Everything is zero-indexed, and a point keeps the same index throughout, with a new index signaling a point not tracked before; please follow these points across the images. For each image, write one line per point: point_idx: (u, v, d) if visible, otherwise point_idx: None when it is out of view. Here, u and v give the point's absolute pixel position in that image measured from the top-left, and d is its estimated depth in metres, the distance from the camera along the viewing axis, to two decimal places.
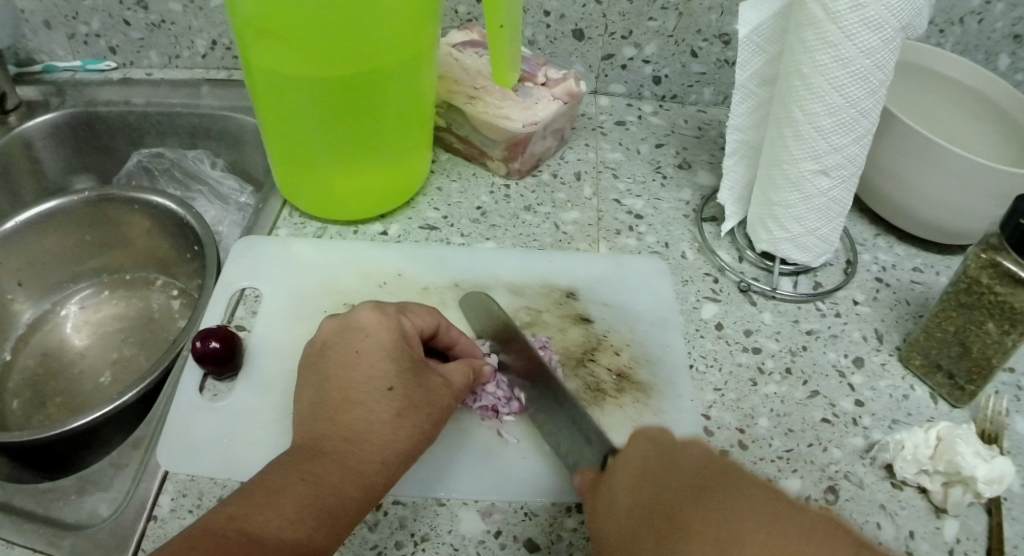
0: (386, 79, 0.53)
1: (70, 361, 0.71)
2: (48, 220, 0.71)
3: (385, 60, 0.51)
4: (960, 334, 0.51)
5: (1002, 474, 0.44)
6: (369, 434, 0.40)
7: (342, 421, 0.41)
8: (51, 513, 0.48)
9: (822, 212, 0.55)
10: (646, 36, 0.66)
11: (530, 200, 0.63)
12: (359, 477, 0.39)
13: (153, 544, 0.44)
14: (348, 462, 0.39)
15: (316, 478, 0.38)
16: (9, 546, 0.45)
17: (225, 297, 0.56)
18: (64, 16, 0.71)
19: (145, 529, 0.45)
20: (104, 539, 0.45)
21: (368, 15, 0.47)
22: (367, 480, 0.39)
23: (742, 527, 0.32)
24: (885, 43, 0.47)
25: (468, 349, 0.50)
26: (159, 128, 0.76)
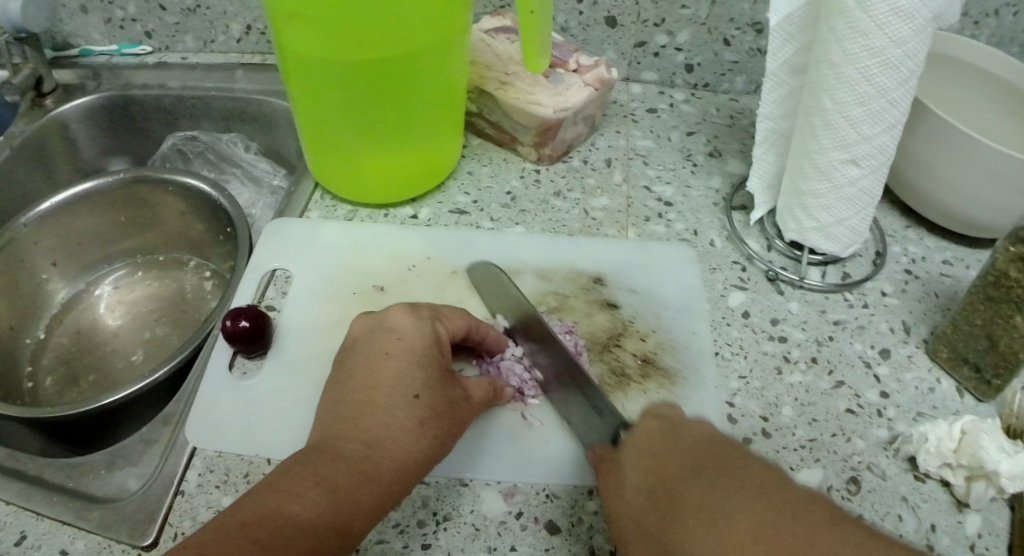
0: (413, 65, 0.53)
1: (104, 338, 0.73)
2: (84, 201, 0.73)
3: (412, 46, 0.52)
4: (987, 328, 0.51)
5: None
6: (391, 441, 0.41)
7: (364, 427, 0.41)
8: (81, 487, 0.49)
9: (851, 202, 0.55)
10: (679, 24, 0.66)
11: (559, 186, 0.64)
12: (377, 484, 0.39)
13: (181, 518, 0.46)
14: (368, 470, 0.39)
15: (335, 483, 0.39)
16: (38, 518, 0.46)
17: (255, 278, 0.58)
18: (101, 1, 0.73)
19: (173, 503, 0.46)
20: (131, 514, 0.46)
21: (399, 1, 0.48)
22: (385, 488, 0.40)
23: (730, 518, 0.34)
24: (917, 33, 0.46)
25: (497, 343, 0.51)
26: (193, 112, 0.77)
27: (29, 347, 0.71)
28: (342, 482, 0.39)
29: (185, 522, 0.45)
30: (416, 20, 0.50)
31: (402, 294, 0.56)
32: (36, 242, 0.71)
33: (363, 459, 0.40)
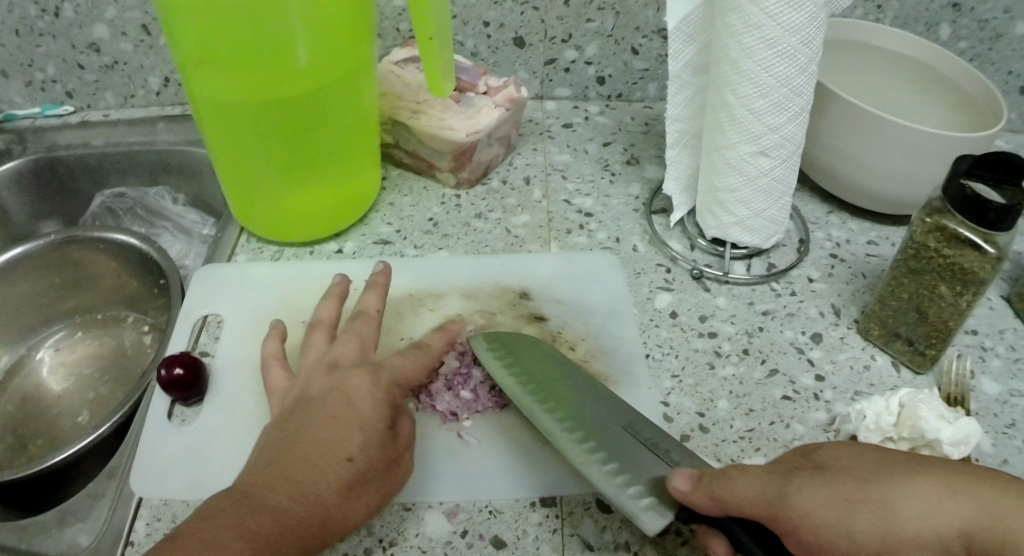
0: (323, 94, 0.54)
1: (49, 403, 0.71)
2: (17, 266, 0.72)
3: (321, 75, 0.52)
4: (914, 299, 0.51)
5: (968, 434, 0.45)
6: (343, 387, 0.43)
7: (347, 392, 0.43)
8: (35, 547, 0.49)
9: (766, 194, 0.56)
10: (586, 38, 0.67)
11: (479, 208, 0.64)
12: (356, 420, 0.41)
13: None
14: (373, 431, 0.41)
15: (351, 447, 0.40)
16: None
17: (188, 324, 0.57)
18: (20, 65, 0.73)
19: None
20: None
21: (304, 34, 0.49)
22: (364, 421, 0.42)
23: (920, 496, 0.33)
24: (808, 21, 0.48)
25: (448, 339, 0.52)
26: (119, 169, 0.78)
27: None
28: (360, 442, 0.40)
29: None
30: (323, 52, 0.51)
31: None
32: None
33: (362, 418, 0.42)
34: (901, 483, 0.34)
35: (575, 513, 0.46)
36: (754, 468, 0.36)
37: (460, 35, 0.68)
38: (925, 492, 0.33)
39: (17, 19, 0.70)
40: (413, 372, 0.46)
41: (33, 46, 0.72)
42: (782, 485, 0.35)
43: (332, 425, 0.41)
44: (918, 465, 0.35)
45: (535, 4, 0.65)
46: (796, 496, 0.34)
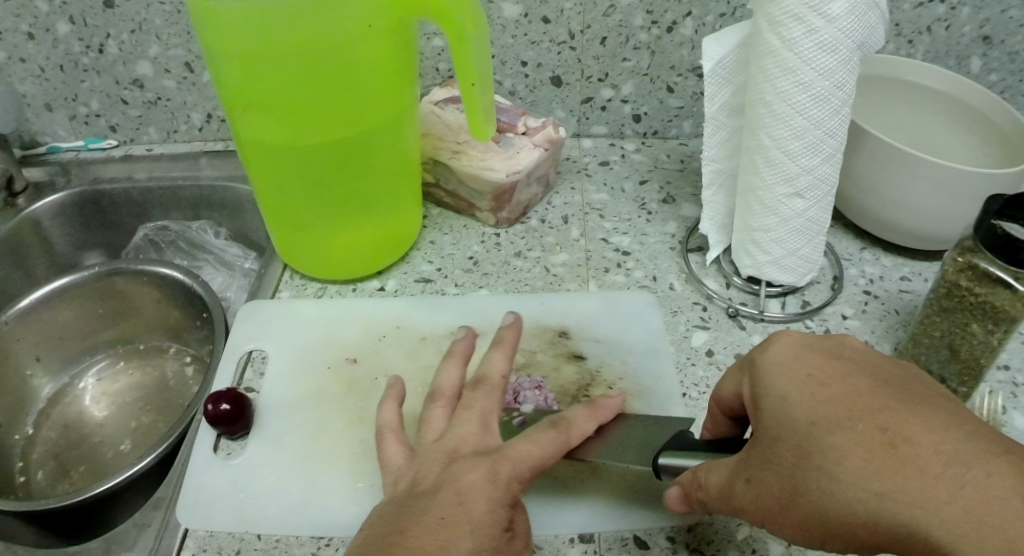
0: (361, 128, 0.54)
1: (91, 430, 0.73)
2: (62, 295, 0.74)
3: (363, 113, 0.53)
4: (946, 338, 0.52)
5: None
6: (459, 487, 0.40)
7: (462, 490, 0.39)
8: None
9: (802, 233, 0.57)
10: (622, 76, 0.72)
11: (519, 246, 0.67)
12: (470, 531, 0.38)
13: None
14: (485, 539, 0.38)
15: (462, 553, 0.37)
16: None
17: (233, 359, 0.58)
18: (64, 99, 0.78)
19: None
20: None
21: (341, 75, 0.50)
22: (478, 532, 0.38)
23: (839, 485, 0.32)
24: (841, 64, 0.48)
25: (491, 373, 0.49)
26: (162, 203, 0.82)
27: (17, 443, 0.72)
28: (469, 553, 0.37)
29: None
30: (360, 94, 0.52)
31: (376, 365, 0.57)
32: (17, 338, 0.73)
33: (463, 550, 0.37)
34: (813, 484, 0.32)
35: (613, 549, 0.45)
36: (714, 473, 0.38)
37: (499, 75, 0.73)
38: (830, 487, 0.32)
39: (61, 55, 0.75)
40: (536, 455, 0.42)
41: (77, 81, 0.77)
42: (728, 484, 0.37)
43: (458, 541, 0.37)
44: (838, 459, 0.32)
45: (573, 44, 0.70)
46: (737, 497, 0.36)
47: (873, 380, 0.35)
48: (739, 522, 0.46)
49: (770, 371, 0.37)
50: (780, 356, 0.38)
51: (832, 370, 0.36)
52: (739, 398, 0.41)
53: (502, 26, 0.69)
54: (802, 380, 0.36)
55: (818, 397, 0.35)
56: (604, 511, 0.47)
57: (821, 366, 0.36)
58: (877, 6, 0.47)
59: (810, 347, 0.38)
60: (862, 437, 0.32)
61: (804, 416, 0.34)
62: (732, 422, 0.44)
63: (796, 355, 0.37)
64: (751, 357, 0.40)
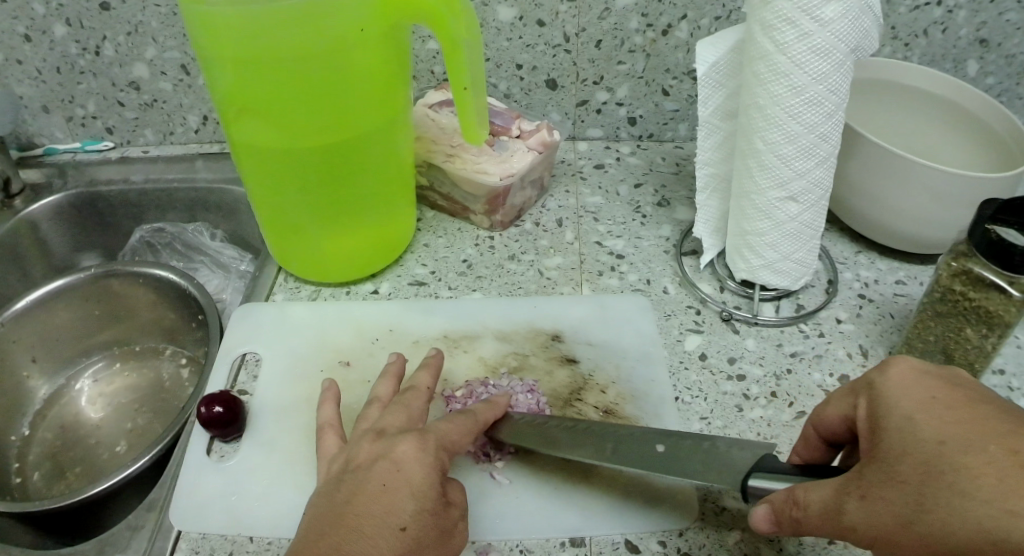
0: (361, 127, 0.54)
1: (87, 431, 0.74)
2: (58, 297, 0.75)
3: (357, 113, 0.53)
4: (940, 342, 0.52)
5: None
6: (393, 457, 0.41)
7: (397, 459, 0.41)
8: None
9: (795, 237, 0.56)
10: (617, 79, 0.72)
11: (513, 249, 0.67)
12: (408, 494, 0.39)
13: None
14: (424, 501, 0.39)
15: (404, 514, 0.38)
16: None
17: (226, 363, 0.58)
18: (60, 101, 0.79)
19: None
20: None
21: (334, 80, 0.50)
22: (417, 495, 0.39)
23: (972, 501, 0.29)
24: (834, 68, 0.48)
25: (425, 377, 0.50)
26: (158, 204, 0.83)
27: (14, 444, 0.72)
28: (410, 514, 0.38)
29: None
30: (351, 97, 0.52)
31: (368, 368, 0.57)
32: (14, 340, 0.73)
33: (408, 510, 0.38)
34: (941, 502, 0.30)
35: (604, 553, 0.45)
36: (817, 489, 0.35)
37: (494, 78, 0.73)
38: (962, 503, 0.29)
39: (57, 57, 0.75)
40: (458, 433, 0.44)
41: (73, 83, 0.77)
42: (833, 503, 0.34)
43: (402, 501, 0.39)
44: (972, 475, 0.30)
45: (568, 47, 0.70)
46: (847, 516, 0.33)
47: (1000, 407, 0.33)
48: (731, 526, 0.46)
49: (889, 394, 0.36)
50: (900, 380, 0.37)
51: (959, 397, 0.34)
52: (847, 422, 0.40)
53: (497, 29, 0.69)
54: (926, 403, 0.34)
55: (942, 415, 0.33)
56: (598, 513, 0.46)
57: (946, 392, 0.35)
58: (871, 10, 0.47)
59: (933, 377, 0.36)
60: (995, 452, 0.30)
61: (932, 436, 0.32)
62: (827, 447, 0.43)
63: (917, 380, 0.36)
64: (866, 382, 0.39)
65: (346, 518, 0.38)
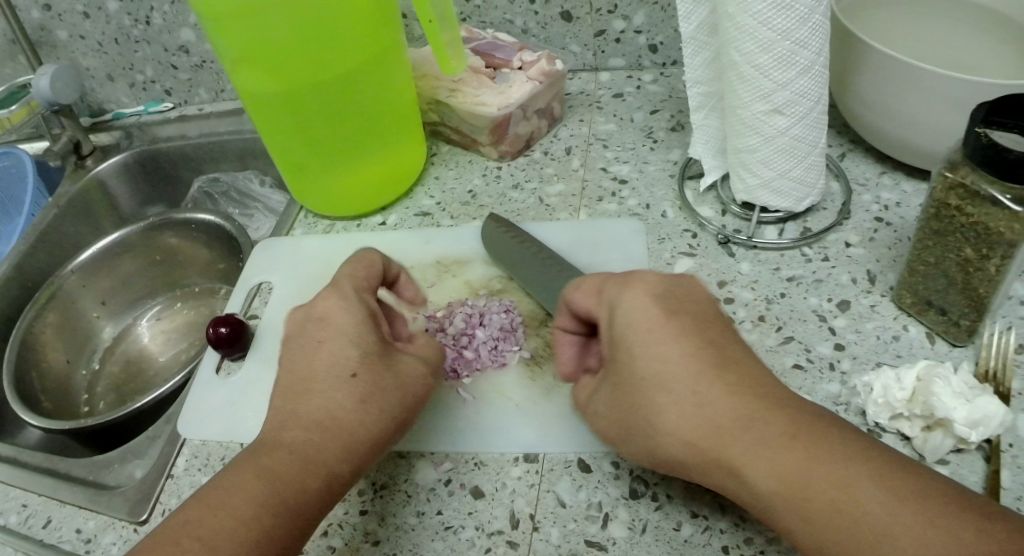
0: (343, 50, 0.56)
1: (148, 364, 0.84)
2: (119, 246, 0.84)
3: (332, 36, 0.55)
4: (942, 265, 0.48)
5: (989, 416, 0.43)
6: (328, 314, 0.47)
7: (325, 314, 0.47)
8: (99, 479, 0.56)
9: (789, 153, 0.53)
10: (632, 6, 0.70)
11: (519, 178, 0.68)
12: (346, 338, 0.45)
13: (171, 497, 0.51)
14: (362, 342, 0.45)
15: (349, 358, 0.44)
16: (61, 503, 0.53)
17: (243, 290, 0.64)
18: (122, 69, 0.88)
19: (164, 485, 0.52)
20: (132, 495, 0.52)
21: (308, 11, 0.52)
22: (351, 339, 0.45)
23: (672, 424, 0.37)
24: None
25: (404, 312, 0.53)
26: (213, 157, 0.90)
27: (84, 377, 0.83)
28: (355, 355, 0.45)
29: (174, 500, 0.51)
30: (328, 24, 0.54)
31: None
32: (84, 286, 0.83)
33: (322, 358, 0.45)
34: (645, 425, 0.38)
35: (555, 470, 0.46)
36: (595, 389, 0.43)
37: (510, 14, 0.74)
38: (666, 429, 0.37)
39: (114, 29, 0.83)
40: (370, 272, 0.50)
41: (131, 51, 0.85)
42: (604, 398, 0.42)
43: (323, 349, 0.45)
44: (664, 410, 0.37)
45: None
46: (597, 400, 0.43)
47: (697, 343, 0.38)
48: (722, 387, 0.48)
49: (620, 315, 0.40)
50: (659, 362, 0.38)
51: (675, 326, 0.38)
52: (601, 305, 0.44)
53: None
54: (648, 330, 0.38)
55: (656, 334, 0.38)
56: (555, 430, 0.47)
57: (665, 321, 0.38)
58: None
59: (660, 339, 0.38)
60: (689, 385, 0.37)
61: (645, 366, 0.38)
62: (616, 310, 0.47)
63: (645, 308, 0.39)
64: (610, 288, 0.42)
65: (310, 399, 0.43)
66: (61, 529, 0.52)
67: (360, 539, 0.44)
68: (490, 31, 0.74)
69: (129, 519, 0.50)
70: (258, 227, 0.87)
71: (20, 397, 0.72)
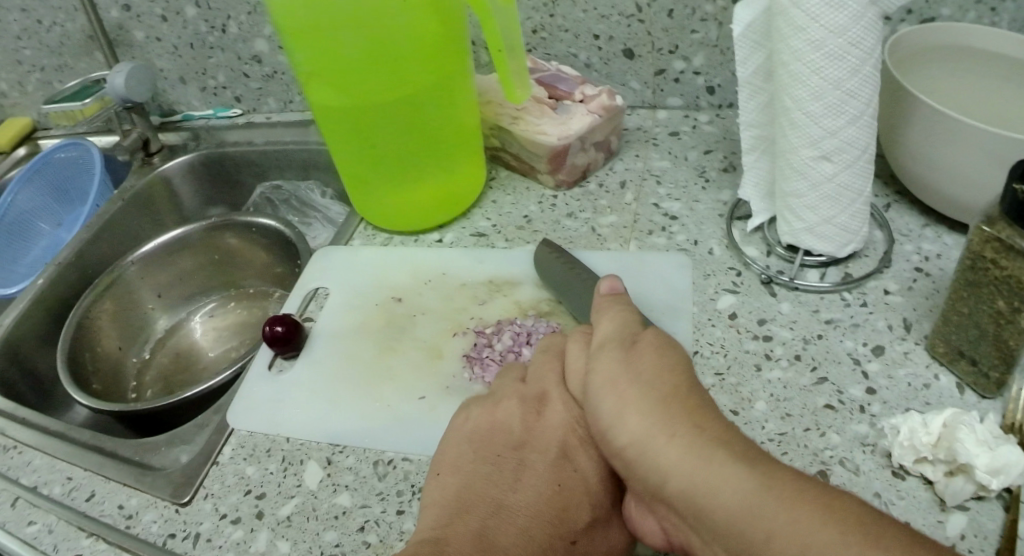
0: (415, 73, 0.60)
1: (197, 359, 0.88)
2: (180, 242, 0.89)
3: (407, 59, 0.58)
4: (975, 316, 0.50)
5: (1009, 462, 0.45)
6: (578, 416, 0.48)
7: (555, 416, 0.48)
8: (145, 459, 0.59)
9: (834, 200, 0.56)
10: (692, 48, 0.73)
11: (573, 207, 0.71)
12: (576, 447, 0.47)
13: (212, 480, 0.55)
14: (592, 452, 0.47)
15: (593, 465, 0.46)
16: (106, 480, 0.57)
17: (300, 294, 0.68)
18: (195, 73, 0.93)
19: (208, 471, 0.55)
20: (175, 478, 0.55)
21: (389, 35, 0.56)
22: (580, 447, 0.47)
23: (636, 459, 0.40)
24: (853, 21, 0.48)
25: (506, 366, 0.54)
26: (278, 165, 0.94)
27: (135, 365, 0.87)
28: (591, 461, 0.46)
29: (215, 485, 0.54)
30: (405, 48, 0.57)
31: (415, 304, 0.64)
32: (142, 278, 0.88)
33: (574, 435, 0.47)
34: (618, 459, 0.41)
35: None
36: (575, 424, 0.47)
37: (574, 48, 0.77)
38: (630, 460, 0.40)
39: (190, 34, 0.88)
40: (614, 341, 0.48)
41: (206, 57, 0.91)
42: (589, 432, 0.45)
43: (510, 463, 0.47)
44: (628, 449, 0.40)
45: (641, 16, 0.72)
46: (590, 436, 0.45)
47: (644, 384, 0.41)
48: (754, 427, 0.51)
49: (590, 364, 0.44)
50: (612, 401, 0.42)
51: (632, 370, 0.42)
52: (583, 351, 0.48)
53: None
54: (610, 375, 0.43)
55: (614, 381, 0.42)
56: None
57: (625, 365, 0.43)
58: None
59: (611, 383, 0.42)
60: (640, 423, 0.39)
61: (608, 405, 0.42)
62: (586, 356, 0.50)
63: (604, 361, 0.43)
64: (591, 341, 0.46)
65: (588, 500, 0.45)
66: (104, 503, 0.55)
67: (395, 537, 0.48)
68: (554, 62, 0.78)
69: (171, 500, 0.53)
70: (315, 235, 0.90)
71: (73, 375, 0.76)
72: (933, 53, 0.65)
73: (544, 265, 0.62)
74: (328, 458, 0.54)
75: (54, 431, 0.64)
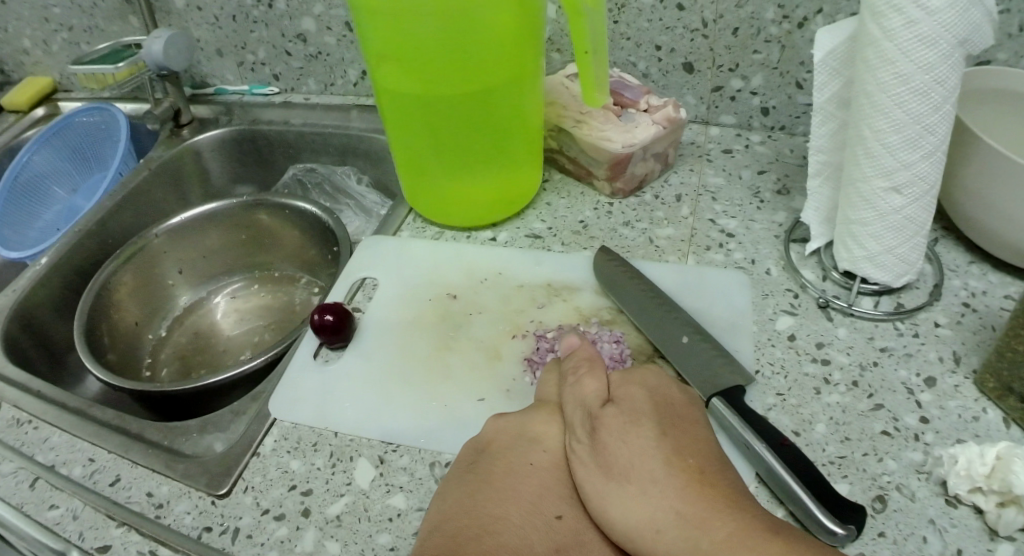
0: (489, 70, 0.59)
1: (216, 339, 0.86)
2: (210, 218, 0.87)
3: (483, 56, 0.58)
4: None
5: None
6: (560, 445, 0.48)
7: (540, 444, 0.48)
8: (176, 444, 0.57)
9: (899, 230, 0.57)
10: (752, 68, 0.74)
11: (629, 217, 0.71)
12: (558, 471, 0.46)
13: (252, 473, 0.53)
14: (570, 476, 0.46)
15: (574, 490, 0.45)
16: (132, 464, 0.55)
17: (347, 283, 0.67)
18: (235, 47, 0.91)
19: (247, 462, 0.54)
20: (210, 468, 0.53)
21: (468, 29, 0.55)
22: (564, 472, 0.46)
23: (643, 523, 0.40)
24: (942, 59, 0.48)
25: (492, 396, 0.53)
26: (313, 147, 0.92)
27: (150, 342, 0.85)
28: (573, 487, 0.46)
29: (256, 478, 0.52)
30: (482, 44, 0.57)
31: (471, 302, 0.63)
32: (166, 252, 0.86)
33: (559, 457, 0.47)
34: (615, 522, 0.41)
35: None
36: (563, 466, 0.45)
37: (634, 56, 0.77)
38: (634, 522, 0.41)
39: (234, 7, 0.86)
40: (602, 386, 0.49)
41: (247, 31, 0.89)
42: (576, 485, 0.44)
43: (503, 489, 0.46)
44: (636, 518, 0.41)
45: (706, 32, 0.72)
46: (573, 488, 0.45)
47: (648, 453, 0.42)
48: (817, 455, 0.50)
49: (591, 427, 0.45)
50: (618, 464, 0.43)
51: (631, 435, 0.44)
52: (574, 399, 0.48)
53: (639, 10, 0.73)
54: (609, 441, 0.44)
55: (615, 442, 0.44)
56: None
57: (627, 430, 0.44)
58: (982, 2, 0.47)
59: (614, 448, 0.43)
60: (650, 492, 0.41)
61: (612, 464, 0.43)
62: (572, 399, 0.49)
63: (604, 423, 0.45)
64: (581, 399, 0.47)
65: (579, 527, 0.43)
66: (130, 490, 0.53)
67: None
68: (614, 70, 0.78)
69: (207, 492, 0.52)
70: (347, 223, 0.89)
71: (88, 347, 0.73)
72: (992, 96, 0.66)
73: (608, 272, 0.62)
74: (380, 456, 0.53)
75: (71, 407, 0.62)
